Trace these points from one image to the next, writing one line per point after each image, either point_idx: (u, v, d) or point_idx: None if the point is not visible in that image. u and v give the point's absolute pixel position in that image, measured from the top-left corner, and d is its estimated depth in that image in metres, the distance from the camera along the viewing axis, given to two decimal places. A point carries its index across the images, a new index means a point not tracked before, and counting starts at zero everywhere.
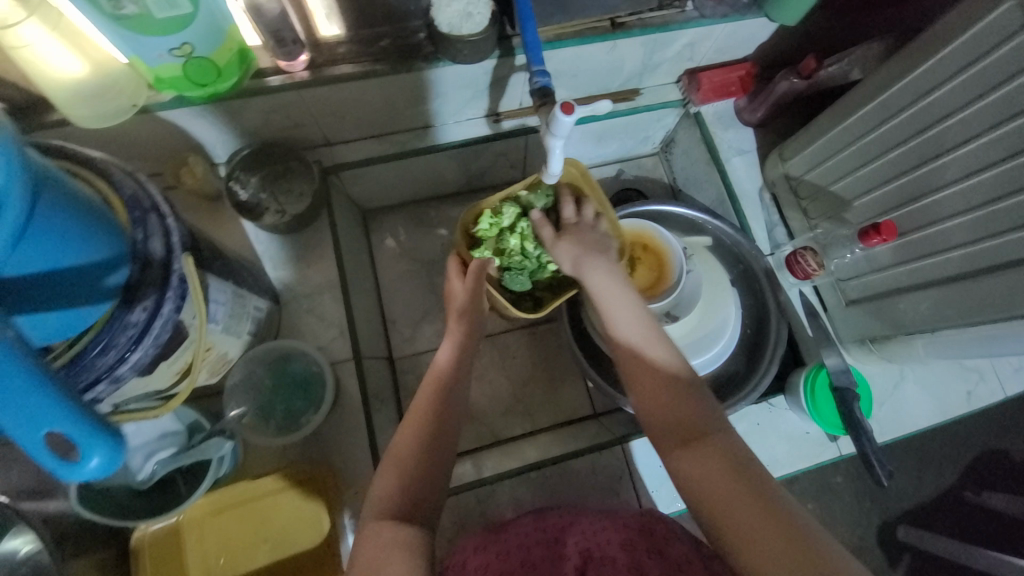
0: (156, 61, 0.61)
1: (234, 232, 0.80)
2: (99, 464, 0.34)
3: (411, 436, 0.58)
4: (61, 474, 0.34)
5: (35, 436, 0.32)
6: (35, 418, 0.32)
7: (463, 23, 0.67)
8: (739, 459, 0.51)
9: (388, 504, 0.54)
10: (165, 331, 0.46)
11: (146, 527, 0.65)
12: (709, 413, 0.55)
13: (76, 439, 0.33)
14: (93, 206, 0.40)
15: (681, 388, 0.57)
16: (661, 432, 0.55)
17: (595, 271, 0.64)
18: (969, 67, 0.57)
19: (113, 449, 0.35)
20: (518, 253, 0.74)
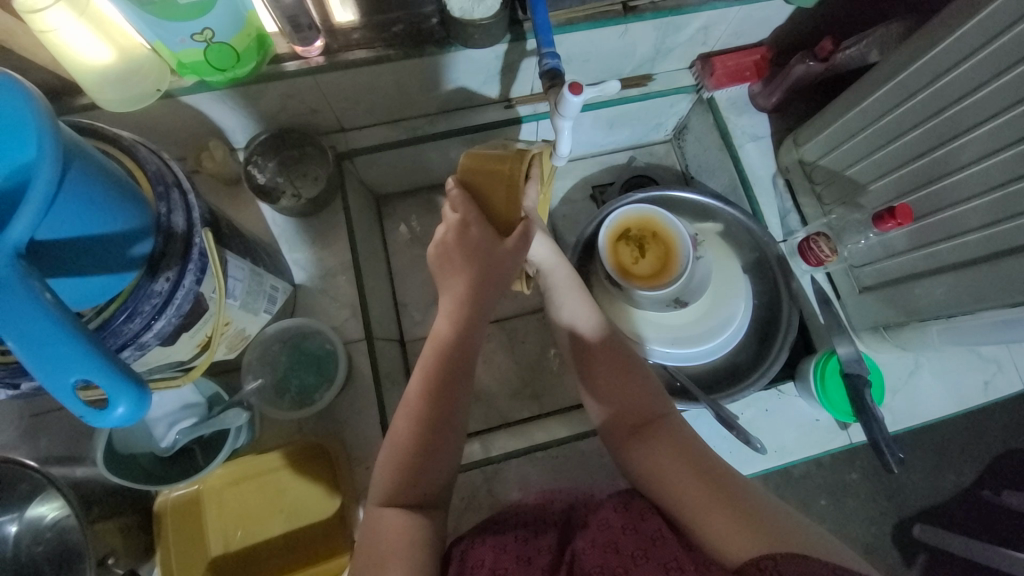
0: (178, 46, 0.63)
1: (253, 215, 0.83)
2: (125, 412, 0.37)
3: (407, 425, 0.58)
4: (92, 420, 0.37)
5: (65, 382, 0.35)
6: (66, 366, 0.34)
7: (475, 7, 0.68)
8: (682, 438, 0.57)
9: (394, 491, 0.56)
10: (186, 302, 0.48)
11: (168, 492, 0.68)
12: (661, 401, 0.61)
13: (104, 386, 0.36)
14: (117, 178, 0.42)
15: (634, 377, 0.62)
16: (621, 418, 0.61)
17: (562, 270, 0.69)
18: (988, 45, 0.56)
19: (139, 398, 0.37)
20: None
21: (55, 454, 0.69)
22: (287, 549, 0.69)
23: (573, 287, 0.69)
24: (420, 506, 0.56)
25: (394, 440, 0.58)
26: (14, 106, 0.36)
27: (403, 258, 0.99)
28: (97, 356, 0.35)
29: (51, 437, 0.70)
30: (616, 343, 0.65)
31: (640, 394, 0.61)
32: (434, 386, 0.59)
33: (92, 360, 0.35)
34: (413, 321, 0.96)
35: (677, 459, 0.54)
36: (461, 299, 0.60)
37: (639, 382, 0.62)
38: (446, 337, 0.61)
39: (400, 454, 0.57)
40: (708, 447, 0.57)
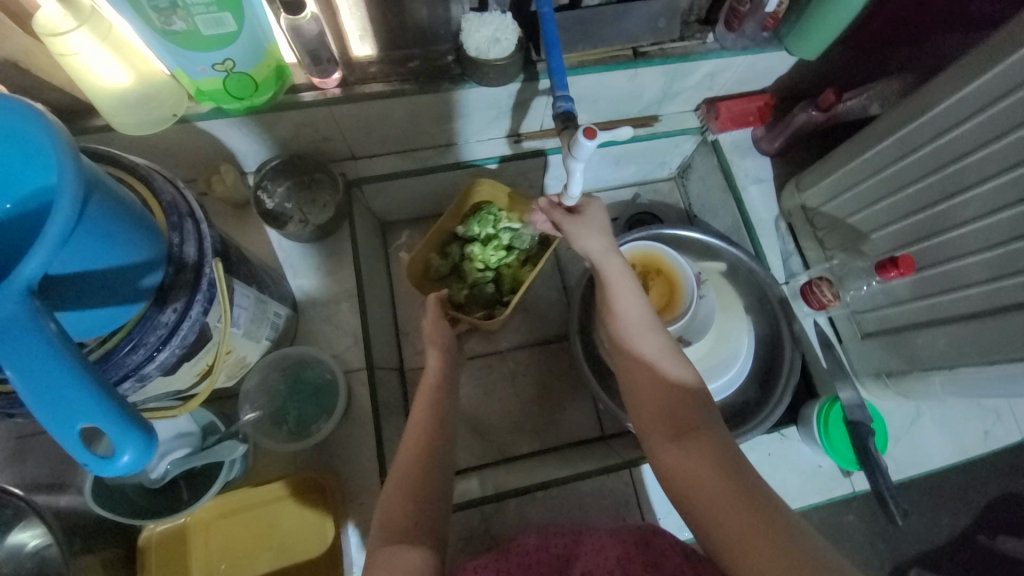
0: (198, 75, 0.65)
1: (258, 239, 0.83)
2: (130, 459, 0.35)
3: (408, 455, 0.59)
4: (96, 469, 0.35)
5: (72, 430, 0.34)
6: (75, 412, 0.33)
7: (491, 48, 0.70)
8: (726, 455, 0.53)
9: (397, 527, 0.54)
10: (191, 333, 0.47)
11: (153, 526, 0.65)
12: (700, 411, 0.57)
13: (109, 434, 0.34)
14: (134, 209, 0.42)
15: (674, 387, 0.59)
16: (655, 427, 0.57)
17: (614, 262, 0.68)
18: (987, 108, 0.58)
19: (145, 444, 0.36)
20: (475, 272, 0.82)
21: (40, 480, 0.66)
22: None
23: (630, 286, 0.66)
24: (416, 531, 0.54)
25: (405, 456, 0.59)
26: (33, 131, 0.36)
27: (406, 285, 0.99)
28: (103, 400, 0.34)
29: (37, 462, 0.67)
30: (654, 343, 0.62)
31: (677, 401, 0.57)
32: (432, 420, 0.63)
33: (97, 402, 0.34)
34: (414, 350, 0.94)
35: (713, 478, 0.51)
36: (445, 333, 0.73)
37: (673, 388, 0.58)
38: (435, 368, 0.69)
39: (405, 480, 0.57)
40: (748, 465, 0.53)
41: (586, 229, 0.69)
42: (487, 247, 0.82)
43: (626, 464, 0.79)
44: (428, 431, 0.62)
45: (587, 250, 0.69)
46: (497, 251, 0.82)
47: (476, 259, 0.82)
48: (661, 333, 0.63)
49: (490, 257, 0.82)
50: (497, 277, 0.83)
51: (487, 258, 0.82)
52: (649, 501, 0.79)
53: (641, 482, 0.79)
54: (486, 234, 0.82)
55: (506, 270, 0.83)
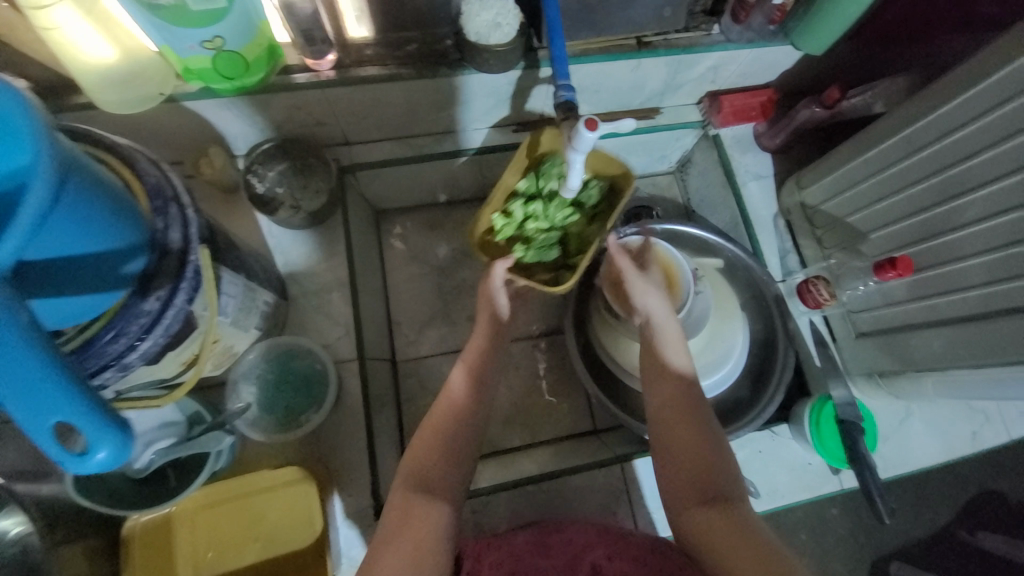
0: (186, 52, 0.62)
1: (248, 224, 0.81)
2: (106, 458, 0.34)
3: (444, 412, 0.63)
4: (70, 467, 0.34)
5: (44, 424, 0.32)
6: (47, 406, 0.32)
7: (492, 33, 0.68)
8: (748, 527, 0.53)
9: (421, 475, 0.58)
10: (176, 322, 0.46)
11: (137, 517, 0.64)
12: (731, 480, 0.57)
13: (85, 431, 0.33)
14: (115, 192, 0.40)
15: (704, 444, 0.59)
16: (685, 489, 0.58)
17: (670, 323, 0.69)
18: (994, 109, 0.57)
19: (121, 443, 0.34)
20: (538, 232, 0.81)
21: None
22: None
23: (677, 341, 0.68)
24: (438, 486, 0.58)
25: (437, 416, 0.63)
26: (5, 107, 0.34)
27: (400, 275, 0.97)
28: (78, 395, 0.33)
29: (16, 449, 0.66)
30: (694, 404, 0.62)
31: (709, 466, 0.58)
32: (471, 383, 0.66)
33: (74, 399, 0.33)
34: (407, 341, 0.93)
35: (737, 551, 0.51)
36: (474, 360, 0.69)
37: (708, 452, 0.59)
38: (458, 393, 0.65)
39: (437, 431, 0.62)
40: (777, 542, 0.52)
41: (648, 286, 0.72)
42: (552, 205, 0.78)
43: (618, 459, 0.79)
44: (472, 388, 0.66)
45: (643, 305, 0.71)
46: (561, 208, 0.78)
47: (540, 218, 0.79)
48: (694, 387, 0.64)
49: (555, 215, 0.79)
50: (562, 236, 0.82)
51: (553, 217, 0.79)
52: (643, 499, 0.78)
53: (633, 478, 0.78)
54: (551, 189, 0.78)
55: (571, 228, 0.81)
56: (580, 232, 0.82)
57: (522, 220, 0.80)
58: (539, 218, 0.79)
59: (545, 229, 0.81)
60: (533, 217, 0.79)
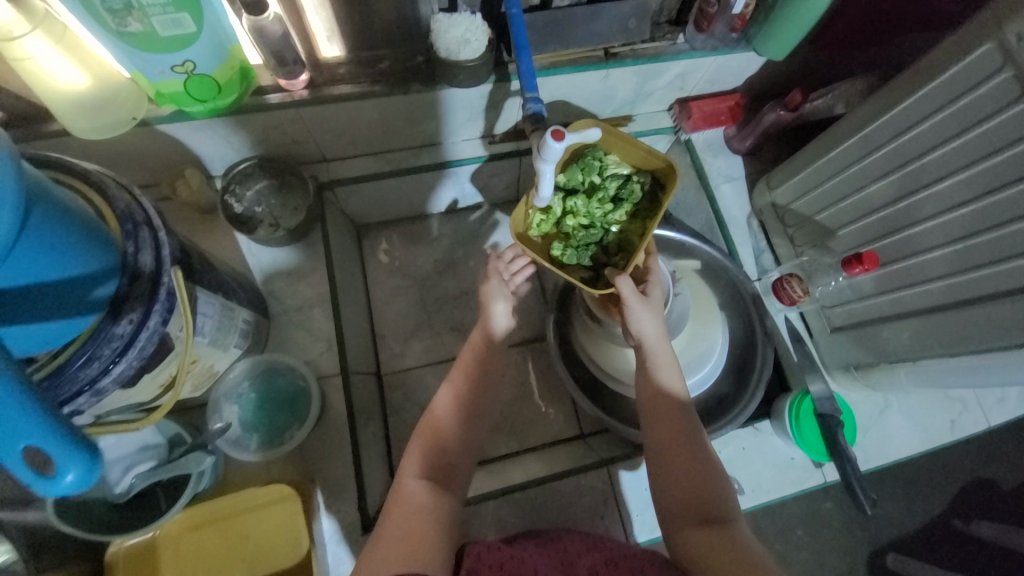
0: (157, 77, 0.63)
1: (228, 244, 0.81)
2: (75, 479, 0.34)
3: (440, 411, 0.68)
4: (39, 488, 0.34)
5: (12, 449, 0.33)
6: (13, 432, 0.32)
7: (462, 48, 0.69)
8: (745, 548, 0.54)
9: (421, 471, 0.63)
10: (150, 344, 0.46)
11: (121, 541, 0.64)
12: (725, 502, 0.59)
13: (53, 452, 0.33)
14: (83, 219, 0.40)
15: (699, 462, 0.62)
16: (681, 511, 0.60)
17: (664, 347, 0.68)
18: (948, 106, 0.59)
19: (90, 463, 0.35)
20: (576, 228, 0.72)
21: None
22: None
23: (671, 363, 0.68)
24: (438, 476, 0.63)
25: (435, 412, 0.68)
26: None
27: (383, 288, 0.98)
28: (44, 419, 0.33)
29: None
30: (690, 427, 0.64)
31: (704, 489, 0.60)
32: (465, 384, 0.70)
33: (42, 421, 0.33)
34: (392, 353, 0.94)
35: (729, 566, 0.52)
36: (462, 381, 0.70)
37: (700, 469, 0.61)
38: (444, 410, 0.68)
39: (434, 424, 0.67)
40: (767, 561, 0.53)
41: (648, 310, 0.67)
42: (591, 200, 0.70)
43: (603, 462, 0.80)
44: (472, 386, 0.70)
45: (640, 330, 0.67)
46: (605, 204, 0.70)
47: (580, 214, 0.71)
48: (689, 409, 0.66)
49: (597, 211, 0.70)
50: (603, 237, 0.72)
51: (594, 214, 0.71)
52: (628, 504, 0.78)
53: (619, 480, 0.79)
54: (593, 182, 0.70)
55: (616, 228, 0.71)
56: (625, 234, 0.71)
57: (558, 219, 0.72)
58: (578, 219, 0.71)
59: (584, 226, 0.72)
60: (571, 216, 0.71)
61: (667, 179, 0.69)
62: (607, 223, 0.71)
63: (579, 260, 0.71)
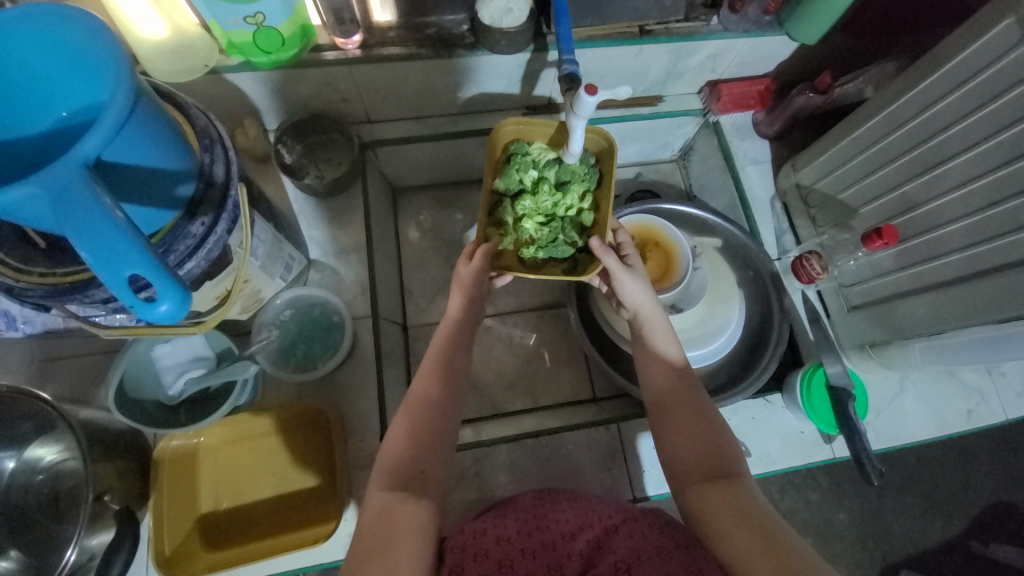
0: (230, 27, 0.69)
1: (276, 191, 0.88)
2: (169, 309, 0.41)
3: (447, 330, 0.68)
4: (138, 312, 0.40)
5: (119, 276, 0.38)
6: (125, 263, 0.38)
7: (504, 17, 0.74)
8: (754, 511, 0.53)
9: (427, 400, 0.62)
10: (216, 248, 0.52)
11: (169, 438, 0.70)
12: (732, 458, 0.58)
13: (156, 283, 0.40)
14: (172, 124, 0.47)
15: (705, 425, 0.60)
16: (689, 471, 0.58)
17: (653, 322, 0.67)
18: (970, 80, 0.61)
19: (183, 297, 0.41)
20: (538, 228, 0.71)
21: (64, 396, 0.72)
22: (276, 510, 0.72)
23: (664, 331, 0.67)
24: (455, 391, 0.65)
25: (445, 330, 0.69)
26: (82, 42, 0.42)
27: (413, 248, 1.03)
28: (149, 256, 0.39)
29: (60, 380, 0.73)
30: (693, 394, 0.63)
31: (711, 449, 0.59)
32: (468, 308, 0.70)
33: (147, 256, 0.39)
34: (418, 308, 0.99)
35: (736, 525, 0.52)
36: (471, 284, 0.69)
37: (709, 433, 0.60)
38: (454, 325, 0.69)
39: (446, 340, 0.68)
40: (784, 527, 0.52)
41: (633, 277, 0.66)
42: (539, 193, 0.71)
43: (613, 419, 0.83)
44: (471, 312, 0.70)
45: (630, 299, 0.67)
46: (553, 192, 0.70)
47: (537, 213, 0.71)
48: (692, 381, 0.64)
49: (550, 203, 0.71)
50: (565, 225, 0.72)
51: (549, 204, 0.71)
52: (637, 459, 0.81)
53: (627, 437, 0.82)
54: (532, 177, 0.72)
55: (573, 210, 0.71)
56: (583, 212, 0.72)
57: (517, 223, 0.71)
58: (531, 219, 0.71)
59: (545, 223, 0.71)
60: (527, 219, 0.71)
61: (604, 151, 0.72)
62: (565, 209, 0.71)
63: (556, 253, 0.70)
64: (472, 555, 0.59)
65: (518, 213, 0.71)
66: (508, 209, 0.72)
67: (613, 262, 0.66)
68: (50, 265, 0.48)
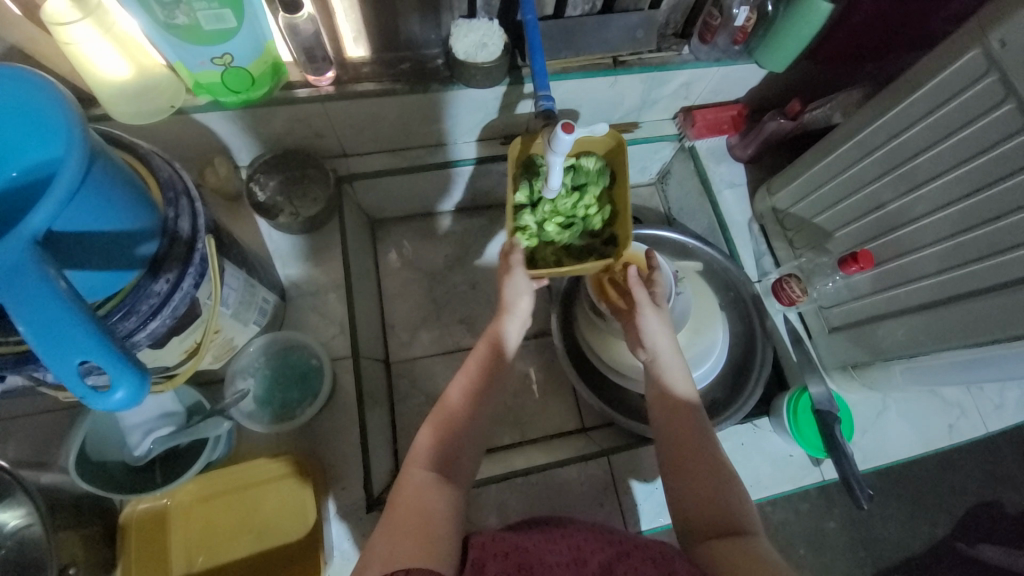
0: (197, 68, 0.68)
1: (250, 229, 0.86)
2: (124, 397, 0.39)
3: (463, 380, 0.66)
4: (89, 401, 0.38)
5: (69, 364, 0.36)
6: (76, 350, 0.36)
7: (479, 52, 0.74)
8: (763, 561, 0.51)
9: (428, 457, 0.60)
10: (182, 305, 0.49)
11: (137, 502, 0.67)
12: (745, 516, 0.56)
13: (109, 370, 0.37)
14: (133, 183, 0.45)
15: (709, 474, 0.59)
16: (696, 522, 0.57)
17: (673, 369, 0.67)
18: (936, 111, 0.63)
19: (139, 384, 0.39)
20: (560, 231, 0.73)
21: (22, 459, 0.67)
22: (254, 571, 0.68)
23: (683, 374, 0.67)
24: (456, 440, 0.62)
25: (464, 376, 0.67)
26: (38, 102, 0.40)
27: (393, 281, 1.01)
28: (103, 341, 0.37)
29: (19, 442, 0.68)
30: (702, 441, 0.62)
31: (716, 498, 0.57)
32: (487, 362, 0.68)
33: (100, 343, 0.37)
34: (400, 343, 0.97)
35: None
36: (475, 372, 0.67)
37: (716, 485, 0.58)
38: (474, 376, 0.67)
39: (456, 397, 0.65)
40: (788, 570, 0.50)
41: (659, 323, 0.68)
42: (561, 197, 0.72)
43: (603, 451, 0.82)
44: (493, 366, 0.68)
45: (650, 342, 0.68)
46: (572, 195, 0.72)
47: (556, 216, 0.73)
48: (702, 423, 0.64)
49: (569, 206, 0.73)
50: (585, 224, 0.75)
51: (568, 207, 0.73)
52: (628, 493, 0.80)
53: (618, 471, 0.81)
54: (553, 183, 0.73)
55: (591, 209, 0.73)
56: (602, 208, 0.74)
57: (541, 226, 0.73)
58: (552, 221, 0.73)
59: (565, 224, 0.74)
60: (549, 225, 0.73)
61: (613, 150, 0.73)
62: (583, 208, 0.74)
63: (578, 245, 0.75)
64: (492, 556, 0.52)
65: (539, 217, 0.73)
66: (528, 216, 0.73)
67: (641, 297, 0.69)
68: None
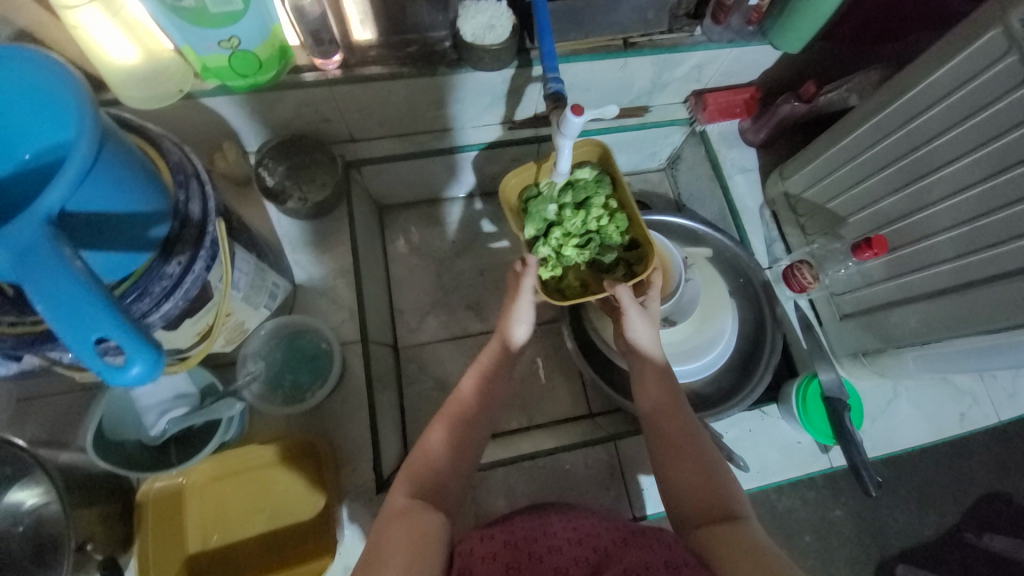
0: (204, 52, 0.68)
1: (259, 214, 0.86)
2: (140, 372, 0.39)
3: (473, 377, 0.68)
4: (107, 377, 0.39)
5: (85, 339, 0.37)
6: (90, 325, 0.37)
7: (487, 33, 0.73)
8: (756, 545, 0.50)
9: (433, 454, 0.60)
10: (194, 288, 0.50)
11: (152, 482, 0.68)
12: (735, 500, 0.56)
13: (125, 346, 0.38)
14: (143, 165, 0.45)
15: (703, 462, 0.59)
16: (694, 508, 0.56)
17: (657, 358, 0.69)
18: (955, 91, 0.61)
19: (154, 360, 0.40)
20: (579, 251, 0.72)
21: (41, 439, 0.69)
22: (267, 548, 0.70)
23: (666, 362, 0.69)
24: (463, 431, 0.63)
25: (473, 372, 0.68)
26: (45, 84, 0.41)
27: (401, 266, 1.01)
28: (117, 318, 0.37)
29: (38, 422, 0.70)
30: (694, 433, 0.62)
31: (713, 484, 0.57)
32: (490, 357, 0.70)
33: (116, 319, 0.37)
34: (409, 328, 0.97)
35: (748, 563, 0.48)
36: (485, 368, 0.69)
37: (712, 475, 0.58)
38: (484, 368, 0.69)
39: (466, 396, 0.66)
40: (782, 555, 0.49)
41: (642, 321, 0.68)
42: (570, 218, 0.72)
43: (610, 436, 0.82)
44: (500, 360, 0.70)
45: (637, 338, 0.69)
46: (578, 212, 0.72)
47: (570, 238, 0.72)
48: (692, 417, 0.63)
49: (579, 224, 0.72)
50: (602, 238, 0.73)
51: (580, 224, 0.72)
52: (635, 478, 0.80)
53: (625, 455, 0.81)
54: (556, 206, 0.73)
55: (602, 220, 0.72)
56: (614, 215, 0.72)
57: (560, 252, 0.72)
58: (568, 244, 0.72)
59: (582, 243, 0.73)
60: (567, 249, 0.72)
61: (603, 156, 0.76)
62: (595, 222, 0.72)
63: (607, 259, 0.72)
64: (480, 558, 0.53)
65: (556, 242, 0.72)
66: (543, 246, 0.72)
67: (625, 296, 0.67)
68: (19, 312, 0.46)
